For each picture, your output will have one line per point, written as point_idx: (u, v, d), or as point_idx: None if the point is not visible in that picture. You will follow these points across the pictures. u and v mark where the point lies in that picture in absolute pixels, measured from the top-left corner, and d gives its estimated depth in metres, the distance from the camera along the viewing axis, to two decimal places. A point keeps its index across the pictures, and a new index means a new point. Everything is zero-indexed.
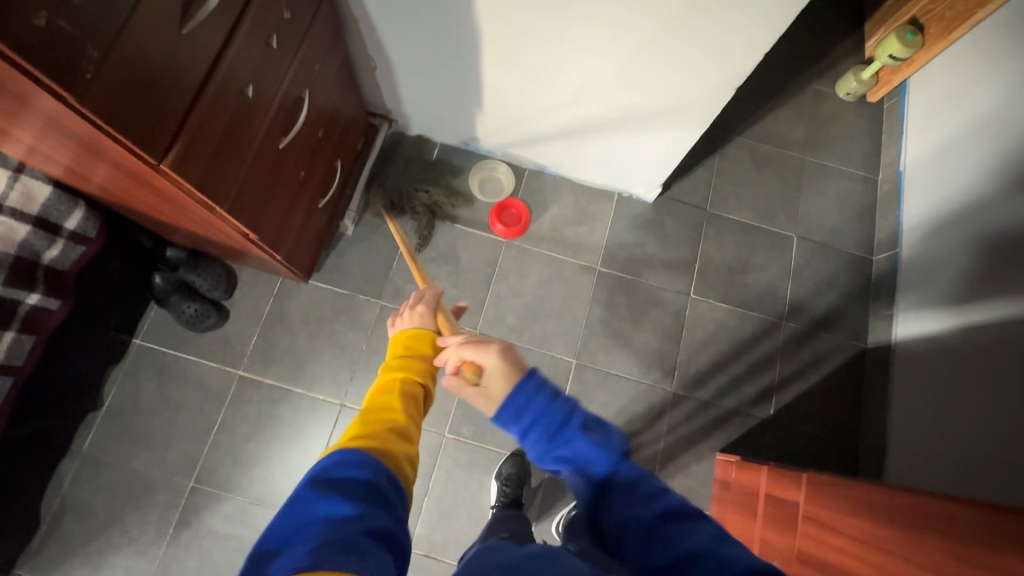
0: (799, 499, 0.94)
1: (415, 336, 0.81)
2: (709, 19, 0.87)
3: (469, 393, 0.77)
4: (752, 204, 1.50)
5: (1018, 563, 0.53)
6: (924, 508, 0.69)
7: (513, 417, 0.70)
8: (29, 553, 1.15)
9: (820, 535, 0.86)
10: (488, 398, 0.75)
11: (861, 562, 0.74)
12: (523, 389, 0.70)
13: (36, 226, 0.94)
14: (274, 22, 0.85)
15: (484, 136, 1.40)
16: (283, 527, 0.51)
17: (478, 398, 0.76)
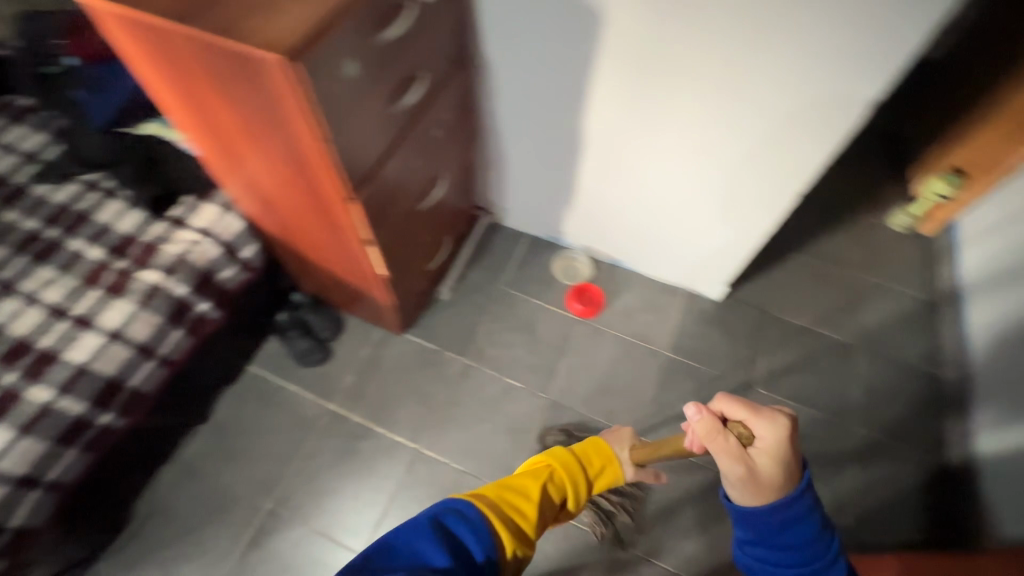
0: None
1: (596, 448, 0.90)
2: (773, 137, 1.09)
3: (726, 457, 0.74)
4: (813, 311, 1.60)
5: None
6: None
7: (775, 531, 0.72)
8: (115, 548, 1.22)
9: None
10: (754, 476, 0.72)
11: None
12: (802, 505, 0.72)
13: (222, 250, 1.19)
14: (437, 119, 1.15)
15: (568, 230, 1.63)
16: (405, 540, 0.69)
17: (735, 465, 0.73)
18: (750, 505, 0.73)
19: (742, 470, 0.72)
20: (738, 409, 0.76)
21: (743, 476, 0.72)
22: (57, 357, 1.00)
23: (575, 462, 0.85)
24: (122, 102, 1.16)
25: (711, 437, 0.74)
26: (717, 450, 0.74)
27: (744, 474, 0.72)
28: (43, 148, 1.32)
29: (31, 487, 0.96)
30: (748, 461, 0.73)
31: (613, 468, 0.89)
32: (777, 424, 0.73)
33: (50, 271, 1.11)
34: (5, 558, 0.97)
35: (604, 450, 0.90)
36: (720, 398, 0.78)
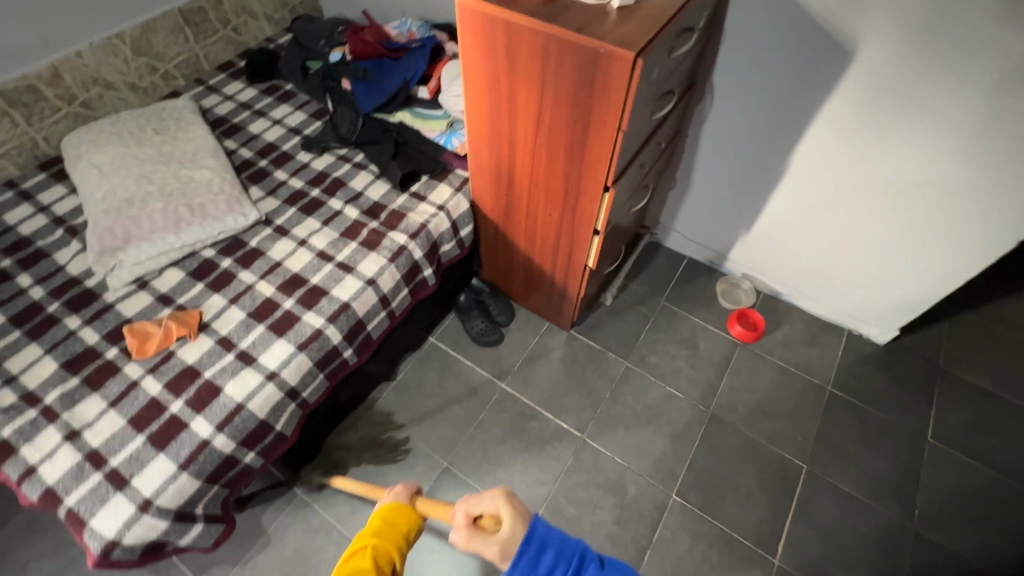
0: None
1: (390, 513, 0.82)
2: (1006, 182, 1.13)
3: (478, 542, 0.75)
4: (988, 371, 1.55)
5: None
6: None
7: (530, 565, 0.69)
8: (310, 477, 1.33)
9: None
10: (505, 547, 0.73)
11: None
12: (534, 533, 0.71)
13: (450, 225, 1.35)
14: (665, 133, 1.28)
15: (735, 256, 1.70)
16: None
17: (490, 544, 0.74)
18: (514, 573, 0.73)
19: (500, 548, 0.74)
20: (479, 502, 0.78)
21: (501, 550, 0.74)
22: (326, 291, 1.16)
23: (387, 532, 0.80)
24: (391, 90, 1.40)
25: (473, 538, 0.75)
26: (482, 545, 0.74)
27: (500, 550, 0.74)
28: (304, 123, 1.53)
29: (293, 399, 1.08)
30: (505, 540, 0.74)
31: (415, 522, 0.83)
32: (498, 496, 0.78)
33: (316, 223, 1.30)
34: (263, 455, 1.07)
35: (404, 510, 0.83)
36: (457, 504, 0.79)
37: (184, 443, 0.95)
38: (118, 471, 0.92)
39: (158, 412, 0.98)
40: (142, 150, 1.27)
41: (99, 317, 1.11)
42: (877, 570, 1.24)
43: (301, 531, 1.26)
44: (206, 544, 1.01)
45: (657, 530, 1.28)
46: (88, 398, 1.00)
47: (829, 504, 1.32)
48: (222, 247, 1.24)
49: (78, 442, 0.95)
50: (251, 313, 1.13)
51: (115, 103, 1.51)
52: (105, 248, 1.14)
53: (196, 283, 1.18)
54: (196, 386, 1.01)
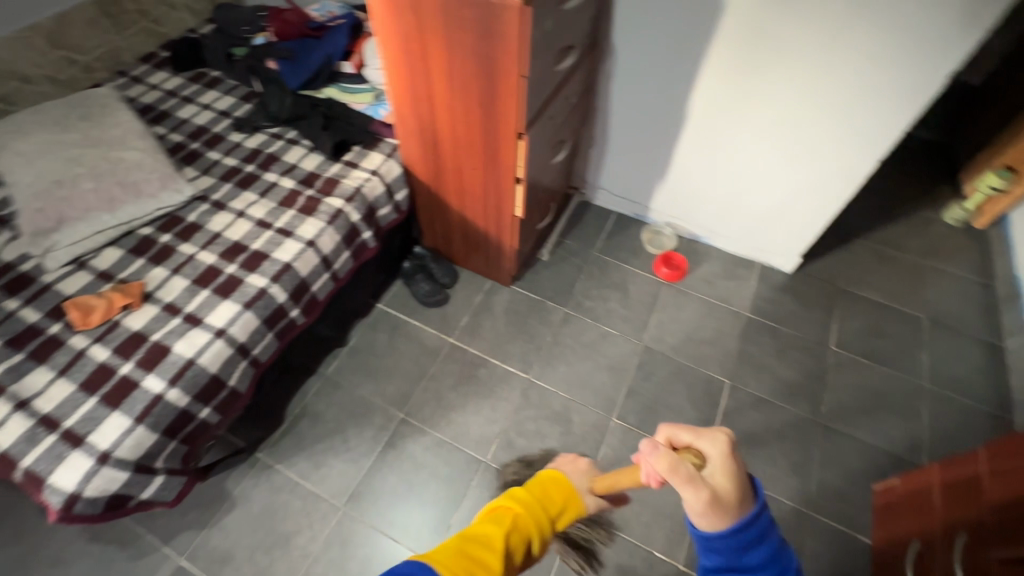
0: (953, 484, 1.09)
1: (556, 482, 0.75)
2: (865, 106, 1.31)
3: (687, 479, 0.62)
4: (879, 287, 1.76)
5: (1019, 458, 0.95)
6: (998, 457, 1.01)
7: (738, 544, 0.61)
8: (270, 441, 1.38)
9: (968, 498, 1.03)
10: (712, 503, 0.61)
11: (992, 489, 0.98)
12: (759, 518, 0.63)
13: (385, 189, 1.42)
14: (574, 88, 1.40)
15: (656, 207, 1.85)
16: None
17: (701, 489, 0.61)
18: (713, 530, 0.61)
19: (710, 494, 0.61)
20: (694, 438, 0.66)
21: (709, 503, 0.61)
22: (268, 255, 1.22)
23: (540, 498, 0.73)
24: (315, 66, 1.46)
25: (681, 469, 0.61)
26: (688, 480, 0.61)
27: (709, 499, 0.61)
28: (233, 106, 1.57)
29: (243, 356, 1.14)
30: (716, 490, 0.62)
31: (576, 504, 0.75)
32: (720, 442, 0.65)
33: (253, 195, 1.34)
34: (219, 412, 1.12)
35: (569, 486, 0.76)
36: (663, 425, 0.70)
37: (137, 400, 0.99)
38: (72, 431, 0.95)
39: (108, 375, 1.02)
40: (68, 136, 1.28)
41: (39, 297, 1.13)
42: (793, 460, 1.40)
43: (265, 491, 1.31)
44: (169, 497, 1.07)
45: (601, 449, 1.40)
46: (35, 370, 1.03)
47: (749, 410, 1.48)
48: (160, 224, 1.27)
49: (28, 409, 0.97)
50: (195, 280, 1.17)
51: (35, 97, 1.50)
52: (38, 230, 1.16)
53: (136, 258, 1.21)
54: (144, 349, 1.05)
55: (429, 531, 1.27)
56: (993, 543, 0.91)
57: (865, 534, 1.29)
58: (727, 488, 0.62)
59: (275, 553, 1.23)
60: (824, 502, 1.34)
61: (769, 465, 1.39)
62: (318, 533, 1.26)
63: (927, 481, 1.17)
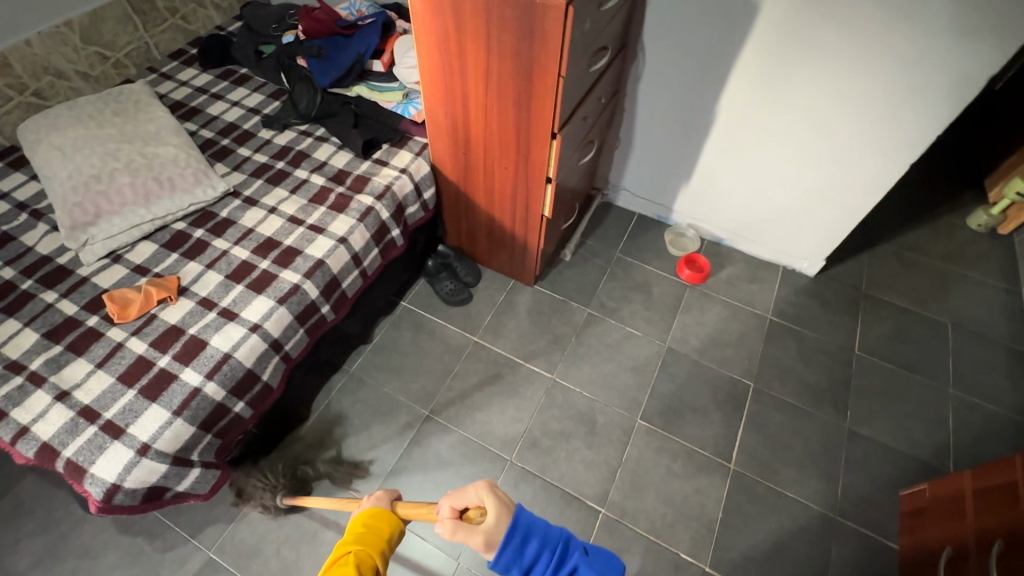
0: (983, 489, 1.09)
1: (372, 517, 0.77)
2: (897, 111, 1.30)
3: (462, 535, 0.68)
4: (904, 292, 1.75)
5: None
6: None
7: (516, 559, 0.68)
8: (297, 436, 1.38)
9: (1001, 504, 1.03)
10: (490, 539, 0.68)
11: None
12: (518, 522, 0.70)
13: (413, 188, 1.43)
14: (604, 89, 1.40)
15: (678, 209, 1.85)
16: None
17: (474, 536, 0.68)
18: (499, 562, 0.68)
19: (484, 539, 0.68)
20: (464, 493, 0.72)
21: (486, 540, 0.68)
22: (300, 251, 1.23)
23: (369, 537, 0.75)
24: (347, 63, 1.47)
25: (458, 528, 0.68)
26: (464, 537, 0.68)
27: (486, 542, 0.68)
28: (262, 104, 1.58)
29: (276, 351, 1.14)
30: (490, 531, 0.68)
31: (393, 526, 0.78)
32: (482, 487, 0.72)
33: (283, 192, 1.35)
34: (251, 406, 1.12)
35: (390, 514, 0.78)
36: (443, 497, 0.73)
37: (175, 393, 1.00)
38: (112, 422, 0.96)
39: (145, 368, 1.03)
40: (103, 131, 1.29)
41: (76, 290, 1.14)
42: (819, 464, 1.40)
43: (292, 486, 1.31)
44: (203, 490, 1.07)
45: (625, 451, 1.40)
46: (74, 362, 1.04)
47: (774, 413, 1.48)
48: (192, 219, 1.28)
49: (68, 400, 0.98)
50: (229, 275, 1.18)
51: (68, 93, 1.51)
52: (76, 224, 1.17)
53: (170, 253, 1.22)
54: (181, 342, 1.06)
55: None
56: None
57: (893, 540, 1.28)
58: (495, 519, 0.69)
59: (302, 549, 1.23)
60: (850, 506, 1.33)
61: (795, 469, 1.39)
62: (344, 529, 1.26)
63: (958, 488, 1.16)
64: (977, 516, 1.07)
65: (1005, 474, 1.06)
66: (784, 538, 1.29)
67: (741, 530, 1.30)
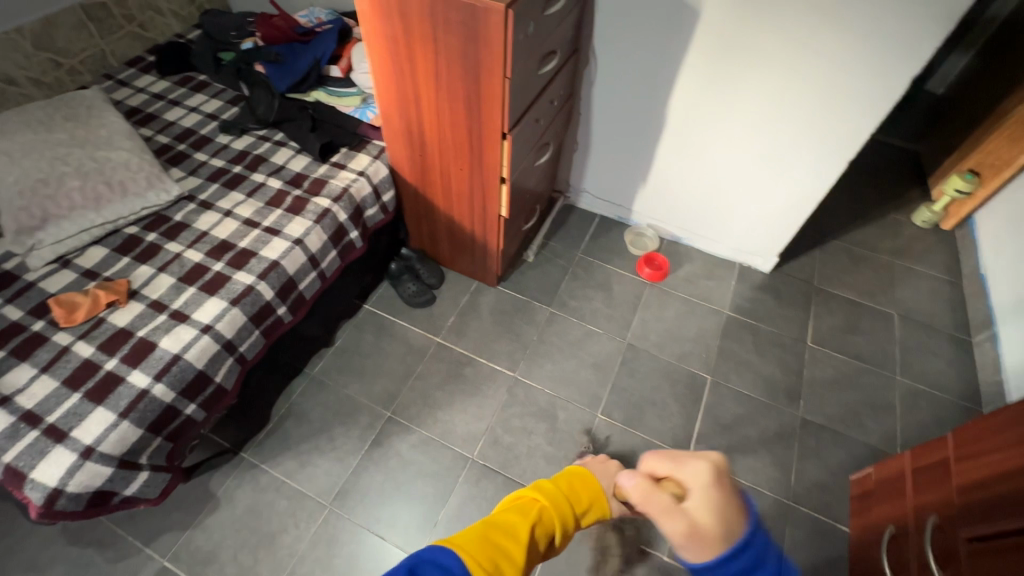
0: (921, 467, 1.13)
1: (582, 480, 0.76)
2: (834, 110, 1.37)
3: (660, 510, 0.63)
4: (853, 286, 1.82)
5: (986, 436, 1.00)
6: (966, 435, 1.05)
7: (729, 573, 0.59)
8: (255, 441, 1.37)
9: (937, 479, 1.07)
10: (692, 530, 0.60)
11: (960, 468, 1.02)
12: (752, 538, 0.60)
13: (372, 190, 1.44)
14: (557, 92, 1.44)
15: (637, 209, 1.90)
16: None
17: (675, 521, 0.62)
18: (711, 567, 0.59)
19: (688, 525, 0.61)
20: (678, 467, 0.67)
21: (688, 532, 0.60)
22: (255, 253, 1.23)
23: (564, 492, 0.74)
24: (303, 70, 1.49)
25: (654, 498, 0.65)
26: (661, 512, 0.63)
27: (689, 528, 0.60)
28: (220, 109, 1.59)
29: (230, 353, 1.14)
30: (698, 520, 0.61)
31: (601, 505, 0.75)
32: (701, 469, 0.65)
33: (240, 195, 1.35)
34: (204, 408, 1.11)
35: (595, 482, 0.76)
36: (650, 455, 0.72)
37: (122, 395, 0.99)
38: (55, 426, 0.95)
39: (91, 371, 1.02)
40: (53, 135, 1.28)
41: (22, 294, 1.13)
42: (773, 452, 1.44)
43: (250, 490, 1.30)
44: (153, 495, 1.06)
45: (586, 445, 1.42)
46: (17, 367, 1.02)
47: (730, 405, 1.52)
48: (145, 224, 1.28)
49: (9, 405, 0.96)
50: (181, 277, 1.18)
51: (19, 99, 1.50)
52: (21, 227, 1.16)
53: (121, 257, 1.21)
54: (130, 345, 1.06)
55: (416, 528, 1.27)
56: (959, 521, 0.95)
57: (843, 524, 1.32)
58: (706, 514, 0.61)
59: (259, 553, 1.22)
60: (802, 491, 1.37)
61: (750, 457, 1.42)
62: (303, 532, 1.25)
63: (902, 468, 1.20)
64: (917, 495, 1.11)
65: (941, 451, 1.10)
66: None
67: None
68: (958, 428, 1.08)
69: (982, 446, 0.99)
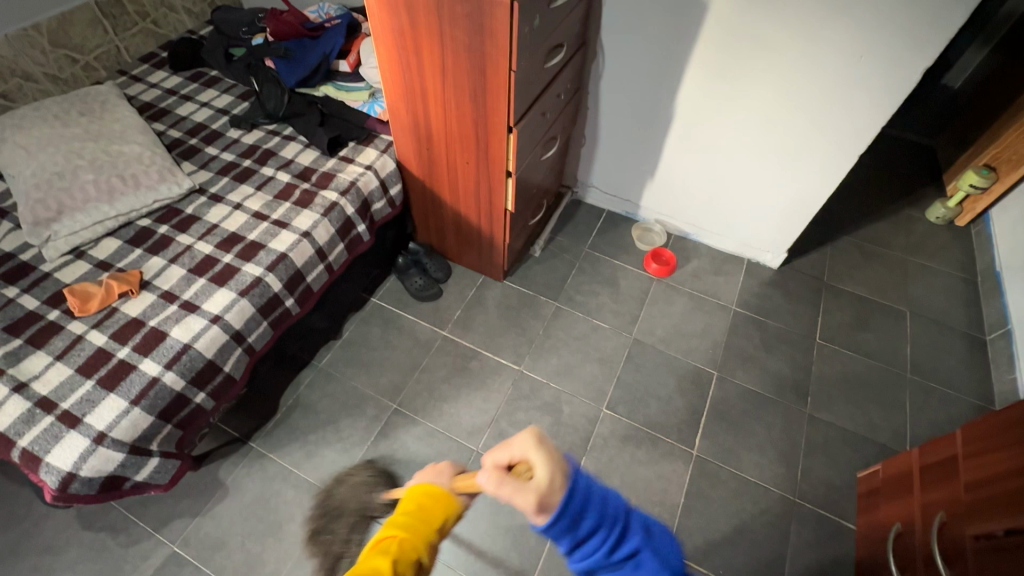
0: (928, 464, 1.12)
1: (428, 492, 0.75)
2: (843, 104, 1.35)
3: (509, 490, 0.60)
4: (864, 283, 1.80)
5: (993, 433, 0.98)
6: (973, 432, 1.03)
7: (569, 525, 0.59)
8: (264, 431, 1.39)
9: (944, 476, 1.06)
10: (540, 492, 0.59)
11: (967, 465, 1.01)
12: (578, 483, 0.61)
13: (379, 184, 1.46)
14: (564, 87, 1.44)
15: (645, 205, 1.89)
16: None
17: (523, 493, 0.59)
18: (551, 527, 0.59)
19: (535, 493, 0.58)
20: (510, 447, 0.65)
21: (537, 497, 0.58)
22: (264, 245, 1.25)
23: (419, 516, 0.73)
24: (313, 63, 1.50)
25: (504, 481, 0.60)
26: (512, 491, 0.59)
27: (537, 499, 0.58)
28: (231, 104, 1.61)
29: (238, 343, 1.16)
30: (541, 486, 0.59)
31: (451, 507, 0.75)
32: (532, 441, 0.63)
33: (249, 188, 1.37)
34: (213, 397, 1.13)
35: (441, 493, 0.76)
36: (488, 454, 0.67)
37: (133, 382, 1.01)
38: (69, 412, 0.97)
39: (104, 359, 1.04)
40: (69, 129, 1.31)
41: (38, 285, 1.15)
42: (780, 448, 1.43)
43: (258, 479, 1.32)
44: (162, 481, 1.08)
45: (590, 439, 1.42)
46: (33, 355, 1.04)
47: (736, 400, 1.51)
48: (157, 216, 1.30)
49: (26, 391, 0.99)
50: (192, 269, 1.20)
51: (37, 94, 1.53)
52: (38, 219, 1.19)
53: (134, 249, 1.23)
54: (141, 334, 1.08)
55: None
56: (965, 520, 0.95)
57: (850, 521, 1.31)
58: (548, 474, 0.60)
59: (266, 541, 1.24)
60: (809, 488, 1.36)
61: (756, 453, 1.42)
62: (310, 521, 1.26)
63: (909, 465, 1.18)
64: (924, 493, 1.10)
65: (948, 448, 1.09)
66: (745, 520, 1.31)
67: (703, 511, 1.32)
68: (966, 425, 1.07)
69: (990, 443, 0.98)
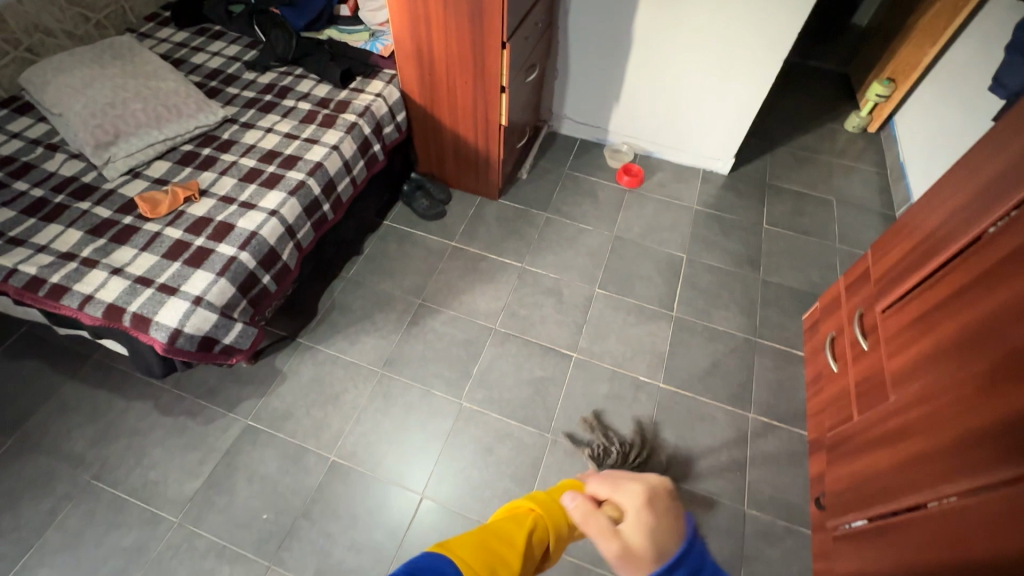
0: (851, 282, 1.44)
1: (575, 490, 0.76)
2: (767, 21, 1.64)
3: (599, 529, 0.66)
4: (798, 180, 2.14)
5: (892, 242, 1.30)
6: (880, 248, 1.35)
7: None
8: (308, 329, 1.59)
9: (862, 286, 1.38)
10: (628, 548, 0.64)
11: (877, 270, 1.33)
12: (688, 555, 0.63)
13: (388, 110, 1.67)
14: (539, 17, 1.68)
15: (613, 130, 2.17)
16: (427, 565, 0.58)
17: (610, 540, 0.64)
18: None
19: (620, 544, 0.64)
20: (615, 488, 0.72)
21: (621, 551, 0.64)
22: (300, 157, 1.44)
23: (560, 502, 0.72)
24: (318, 8, 1.71)
25: (592, 519, 0.67)
26: (596, 529, 0.66)
27: (625, 549, 0.64)
28: (240, 52, 1.78)
29: (291, 236, 1.36)
30: (631, 538, 0.64)
31: None
32: (634, 492, 0.70)
33: (276, 116, 1.56)
34: (276, 281, 1.34)
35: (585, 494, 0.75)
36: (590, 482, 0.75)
37: (215, 261, 1.20)
38: (165, 285, 1.16)
39: (185, 246, 1.23)
40: (107, 70, 1.46)
41: (106, 199, 1.32)
42: (741, 305, 1.74)
43: (311, 365, 1.52)
44: (244, 349, 1.28)
45: (588, 311, 1.69)
46: (120, 248, 1.22)
47: (703, 274, 1.82)
48: (198, 141, 1.47)
49: (123, 274, 1.17)
50: (241, 178, 1.38)
51: (58, 50, 1.66)
52: (99, 143, 1.35)
53: (184, 167, 1.40)
54: (212, 227, 1.27)
55: (455, 381, 1.52)
56: (877, 305, 1.26)
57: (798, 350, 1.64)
58: (639, 534, 0.65)
59: (327, 410, 1.45)
60: (766, 331, 1.68)
61: (722, 310, 1.73)
62: (362, 391, 1.48)
63: (837, 291, 1.51)
64: (849, 303, 1.42)
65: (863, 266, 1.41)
66: (718, 357, 1.62)
67: (686, 355, 1.62)
68: (876, 245, 1.38)
69: (891, 249, 1.29)
